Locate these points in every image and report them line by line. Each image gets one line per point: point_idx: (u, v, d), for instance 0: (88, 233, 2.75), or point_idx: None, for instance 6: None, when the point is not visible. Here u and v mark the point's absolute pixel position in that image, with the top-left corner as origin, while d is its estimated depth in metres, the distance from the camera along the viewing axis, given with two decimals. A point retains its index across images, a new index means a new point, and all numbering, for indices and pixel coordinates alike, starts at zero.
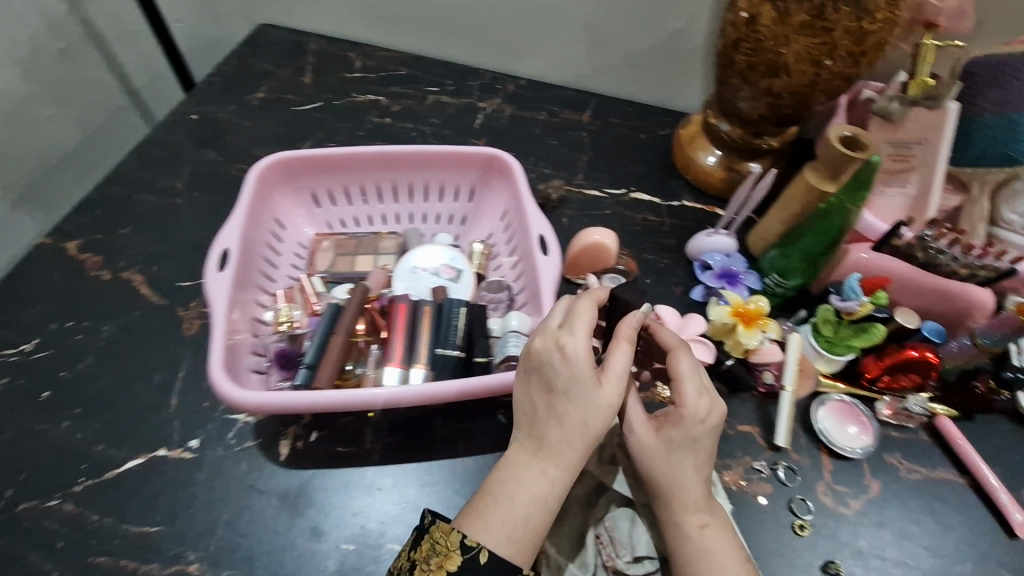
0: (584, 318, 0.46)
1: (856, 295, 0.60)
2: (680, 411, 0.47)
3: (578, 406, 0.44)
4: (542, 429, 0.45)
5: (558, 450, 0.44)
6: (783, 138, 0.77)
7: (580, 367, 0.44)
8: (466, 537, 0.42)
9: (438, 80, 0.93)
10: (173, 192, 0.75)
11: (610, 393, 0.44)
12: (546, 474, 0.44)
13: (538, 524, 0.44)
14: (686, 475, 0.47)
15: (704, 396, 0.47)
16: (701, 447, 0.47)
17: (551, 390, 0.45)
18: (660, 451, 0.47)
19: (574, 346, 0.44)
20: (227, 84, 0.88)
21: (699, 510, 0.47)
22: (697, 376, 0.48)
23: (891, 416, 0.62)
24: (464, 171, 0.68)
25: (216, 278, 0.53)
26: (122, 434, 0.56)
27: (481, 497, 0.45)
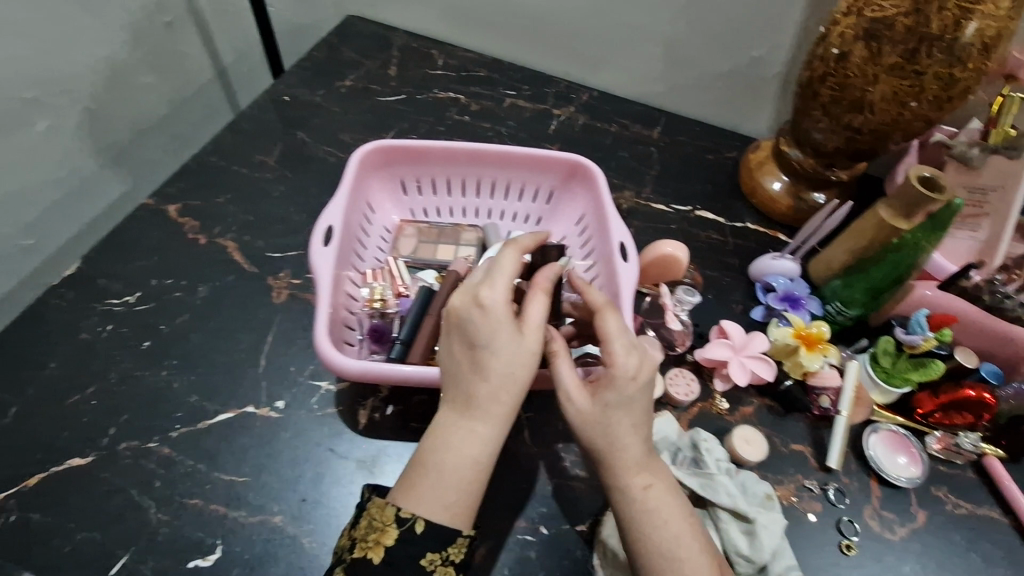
0: (501, 273, 0.47)
1: (922, 330, 0.62)
2: (612, 372, 0.46)
3: (500, 358, 0.45)
4: (467, 386, 0.46)
5: (489, 406, 0.45)
6: (851, 172, 0.79)
7: (499, 318, 0.45)
8: (401, 509, 0.44)
9: (516, 84, 0.97)
10: (265, 166, 0.79)
11: (532, 343, 0.46)
12: (476, 433, 0.45)
13: (472, 482, 0.45)
14: (623, 437, 0.46)
15: (632, 354, 0.47)
16: (637, 406, 0.47)
17: (474, 346, 0.45)
18: (594, 415, 0.46)
19: (491, 299, 0.45)
20: (317, 70, 0.93)
21: (641, 473, 0.47)
22: (622, 334, 0.47)
23: (941, 450, 0.64)
24: (547, 174, 0.71)
25: (321, 253, 0.57)
26: (214, 388, 0.60)
27: (415, 465, 0.46)
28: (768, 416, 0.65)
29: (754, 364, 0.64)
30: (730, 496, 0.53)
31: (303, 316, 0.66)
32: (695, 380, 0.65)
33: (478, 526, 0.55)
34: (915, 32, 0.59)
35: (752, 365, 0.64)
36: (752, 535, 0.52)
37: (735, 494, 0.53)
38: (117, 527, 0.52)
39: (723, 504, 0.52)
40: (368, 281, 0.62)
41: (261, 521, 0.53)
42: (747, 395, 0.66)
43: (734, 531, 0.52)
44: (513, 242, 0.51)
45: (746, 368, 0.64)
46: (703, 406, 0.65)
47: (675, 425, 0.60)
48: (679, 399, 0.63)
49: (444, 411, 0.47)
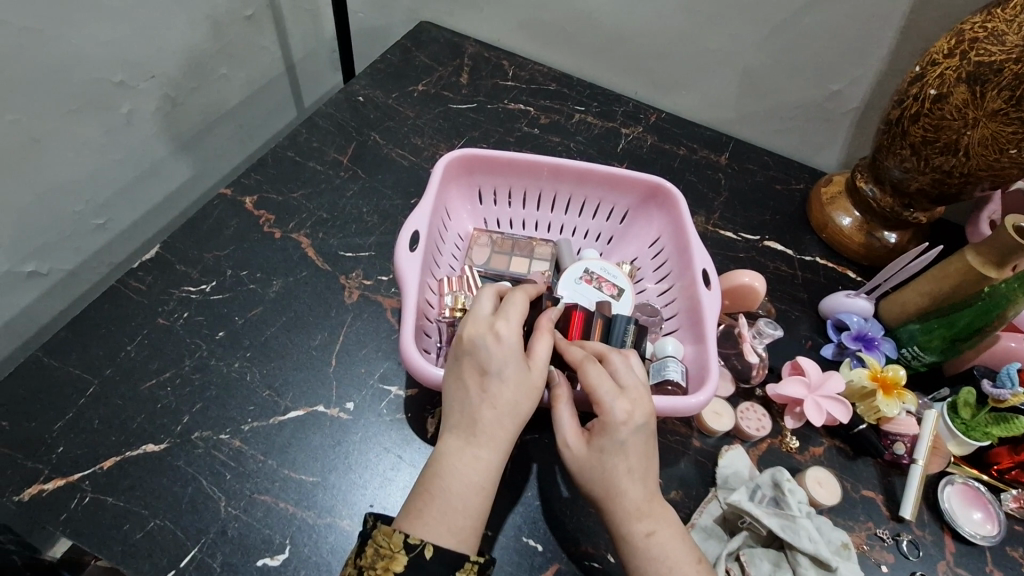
0: (511, 311, 0.49)
1: (1012, 384, 0.59)
2: (604, 418, 0.46)
3: (506, 385, 0.47)
4: (471, 412, 0.46)
5: (494, 434, 0.46)
6: (931, 215, 0.77)
7: (509, 349, 0.47)
8: (409, 536, 0.42)
9: (585, 100, 0.97)
10: (339, 165, 0.80)
11: (535, 376, 0.48)
12: (480, 459, 0.45)
13: (473, 513, 0.44)
14: (621, 481, 0.46)
15: (623, 397, 0.46)
16: (634, 451, 0.46)
17: (483, 372, 0.47)
18: (591, 459, 0.46)
19: (504, 329, 0.48)
20: (392, 73, 0.94)
21: (643, 519, 0.45)
22: (610, 380, 0.48)
23: (1018, 509, 0.62)
24: (625, 195, 0.71)
25: (409, 259, 0.57)
26: (286, 384, 0.60)
27: (419, 491, 0.45)
28: (839, 458, 0.64)
29: (830, 405, 0.62)
30: (813, 541, 0.51)
31: (374, 318, 0.66)
32: (766, 415, 0.64)
33: (543, 548, 0.54)
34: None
35: (827, 406, 0.62)
36: None
37: (818, 539, 0.52)
38: (188, 517, 0.52)
39: (805, 548, 0.51)
40: (447, 290, 0.60)
41: (328, 523, 0.53)
42: (817, 435, 0.65)
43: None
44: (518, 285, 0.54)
45: (821, 407, 0.62)
46: (772, 442, 0.63)
47: (747, 460, 0.59)
48: (750, 434, 0.62)
49: (446, 439, 0.47)
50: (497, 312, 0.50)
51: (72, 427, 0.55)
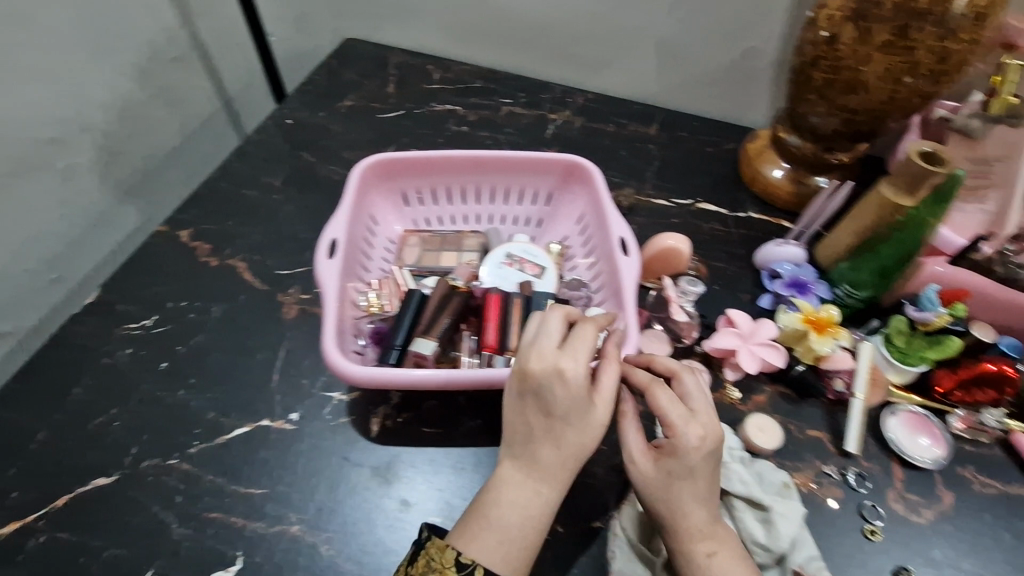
0: (579, 347, 0.47)
1: (934, 306, 0.60)
2: (675, 441, 0.47)
3: (572, 425, 0.47)
4: (534, 448, 0.48)
5: (555, 470, 0.47)
6: (854, 154, 0.78)
7: (577, 388, 0.46)
8: (461, 555, 0.45)
9: (512, 93, 0.98)
10: (272, 188, 0.82)
11: (601, 414, 0.47)
12: (538, 490, 0.48)
13: (529, 538, 0.47)
14: (687, 504, 0.48)
15: (694, 424, 0.47)
16: (701, 475, 0.48)
17: (549, 413, 0.47)
18: (659, 481, 0.48)
19: (573, 370, 0.46)
20: (320, 93, 0.96)
21: (704, 537, 0.48)
22: (679, 407, 0.48)
23: (965, 430, 0.62)
24: (545, 176, 0.72)
25: (327, 265, 0.58)
26: (231, 404, 0.61)
27: (476, 513, 0.48)
28: (782, 404, 0.65)
29: (764, 352, 0.64)
30: (744, 484, 0.53)
31: (313, 330, 0.67)
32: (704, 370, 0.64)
33: None
34: (903, 8, 0.58)
35: (762, 353, 0.63)
36: (770, 524, 0.52)
37: (749, 482, 0.54)
38: (144, 542, 0.53)
39: (737, 491, 0.53)
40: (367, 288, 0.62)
41: (279, 531, 0.54)
42: (759, 383, 0.66)
43: (750, 519, 0.53)
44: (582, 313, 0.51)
45: (755, 355, 0.63)
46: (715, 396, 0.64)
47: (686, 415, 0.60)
48: None
49: (507, 470, 0.49)
50: (563, 347, 0.48)
51: (25, 472, 0.57)
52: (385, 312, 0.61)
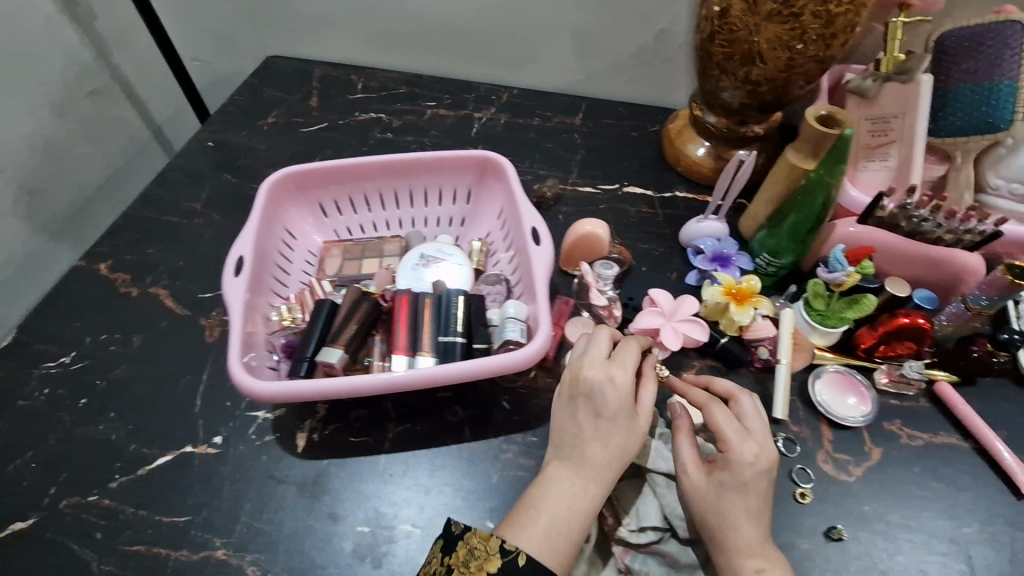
0: (623, 359, 0.53)
1: (843, 266, 0.61)
2: (730, 455, 0.51)
3: (618, 428, 0.51)
4: (584, 448, 0.51)
5: (602, 470, 0.50)
6: (768, 125, 0.79)
7: (625, 394, 0.51)
8: (505, 542, 0.46)
9: (437, 95, 0.98)
10: (194, 213, 0.81)
11: (641, 422, 0.52)
12: (586, 490, 0.49)
13: (571, 537, 0.48)
14: (737, 516, 0.49)
15: (749, 440, 0.51)
16: (752, 491, 0.50)
17: (597, 414, 0.51)
18: (709, 494, 0.50)
19: (623, 376, 0.51)
20: (243, 112, 0.95)
21: (754, 556, 0.48)
22: (734, 424, 0.52)
23: (890, 383, 0.63)
24: (461, 174, 0.72)
25: (233, 283, 0.57)
26: (153, 434, 0.60)
27: (522, 510, 0.49)
28: (711, 377, 0.65)
29: (686, 328, 0.64)
30: (664, 460, 0.56)
31: None
32: None
33: (421, 530, 0.55)
34: None
35: (685, 329, 0.64)
36: None
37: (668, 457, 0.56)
38: None
39: (659, 467, 0.55)
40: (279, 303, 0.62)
41: (204, 557, 0.53)
42: (688, 359, 0.66)
43: (670, 492, 0.54)
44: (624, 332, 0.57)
45: (678, 331, 0.63)
46: None
47: None
48: None
49: (553, 470, 0.51)
50: (611, 357, 0.53)
51: None
52: (297, 325, 0.60)
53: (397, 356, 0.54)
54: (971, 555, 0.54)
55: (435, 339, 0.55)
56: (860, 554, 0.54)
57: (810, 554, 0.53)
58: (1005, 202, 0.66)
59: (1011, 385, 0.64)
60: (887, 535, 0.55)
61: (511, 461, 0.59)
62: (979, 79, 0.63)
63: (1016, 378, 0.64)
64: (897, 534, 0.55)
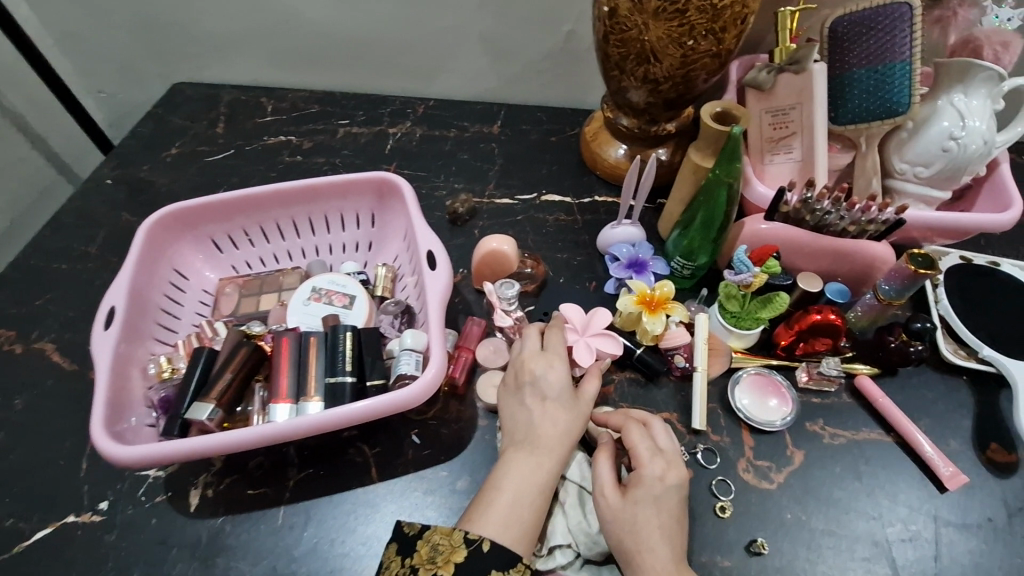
0: (557, 349, 0.56)
1: (748, 267, 0.58)
2: (639, 471, 0.49)
3: (562, 409, 0.52)
4: (534, 428, 0.51)
5: (554, 445, 0.50)
6: (679, 121, 0.77)
7: (563, 378, 0.54)
8: (468, 532, 0.45)
9: (349, 112, 0.93)
10: (87, 257, 0.76)
11: (585, 406, 0.53)
12: (545, 469, 0.49)
13: (533, 514, 0.47)
14: (652, 535, 0.46)
15: (659, 457, 0.50)
16: (665, 507, 0.47)
17: (543, 397, 0.53)
18: (623, 512, 0.47)
19: (558, 362, 0.55)
20: (143, 144, 0.89)
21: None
22: (648, 441, 0.51)
23: (810, 381, 0.61)
24: (360, 198, 0.69)
25: (101, 338, 0.53)
26: (33, 506, 0.56)
27: (482, 495, 0.48)
28: (630, 390, 0.63)
29: (599, 342, 0.60)
30: (579, 470, 0.53)
31: None
32: None
33: None
34: None
35: (598, 344, 0.60)
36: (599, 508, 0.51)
37: (585, 471, 0.53)
38: None
39: (571, 476, 0.53)
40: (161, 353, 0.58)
41: None
42: (607, 373, 0.64)
43: (580, 506, 0.51)
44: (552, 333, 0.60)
45: (591, 347, 0.59)
46: None
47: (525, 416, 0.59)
48: None
49: (509, 453, 0.51)
50: (544, 350, 0.57)
51: None
52: (176, 375, 0.56)
53: (280, 406, 0.51)
54: (894, 555, 0.52)
55: (323, 381, 0.52)
56: (781, 566, 0.52)
57: (729, 571, 0.52)
58: (913, 186, 0.65)
59: (931, 372, 0.63)
60: (808, 543, 0.53)
61: (420, 500, 0.56)
62: (874, 64, 0.61)
63: (936, 365, 0.63)
64: (819, 541, 0.53)
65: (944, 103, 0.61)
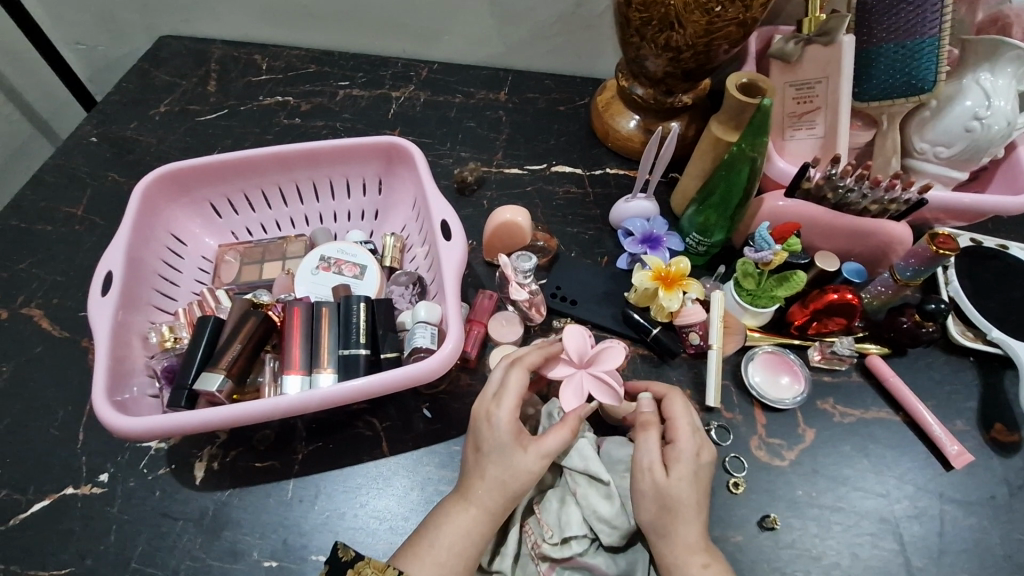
0: (511, 393, 0.49)
1: (769, 245, 0.57)
2: (677, 445, 0.48)
3: (497, 465, 0.47)
4: (467, 479, 0.48)
5: (485, 501, 0.46)
6: (696, 94, 0.74)
7: (500, 433, 0.47)
8: (399, 573, 0.44)
9: (349, 73, 0.88)
10: (73, 219, 0.72)
11: (530, 462, 0.46)
12: (477, 521, 0.46)
13: (459, 565, 0.44)
14: (687, 512, 0.46)
15: (694, 433, 0.49)
16: (700, 482, 0.48)
17: (479, 449, 0.48)
18: (668, 490, 0.46)
19: (496, 415, 0.47)
20: (127, 101, 0.84)
21: (699, 555, 0.45)
22: (689, 416, 0.50)
23: (823, 360, 0.61)
24: (367, 163, 0.66)
25: (99, 305, 0.51)
26: (27, 477, 0.53)
27: (419, 535, 0.46)
28: (642, 366, 0.62)
29: (595, 385, 0.53)
30: (583, 458, 0.51)
31: None
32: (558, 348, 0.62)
33: None
34: None
35: (593, 389, 0.53)
36: (611, 496, 0.50)
37: (589, 457, 0.51)
38: None
39: (576, 466, 0.51)
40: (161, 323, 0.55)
41: None
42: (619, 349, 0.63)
43: (593, 495, 0.50)
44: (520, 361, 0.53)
45: (584, 389, 0.53)
46: None
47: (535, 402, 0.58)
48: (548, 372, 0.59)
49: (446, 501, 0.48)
50: (496, 392, 0.49)
51: None
52: (180, 345, 0.54)
53: (291, 377, 0.49)
54: (900, 532, 0.53)
55: (336, 353, 0.50)
56: (792, 541, 0.52)
57: (742, 546, 0.52)
58: (932, 165, 0.64)
59: (938, 353, 0.63)
60: (818, 520, 0.54)
61: (431, 474, 0.55)
62: (903, 39, 0.60)
63: (943, 347, 0.64)
64: (828, 518, 0.54)
65: (970, 81, 0.60)
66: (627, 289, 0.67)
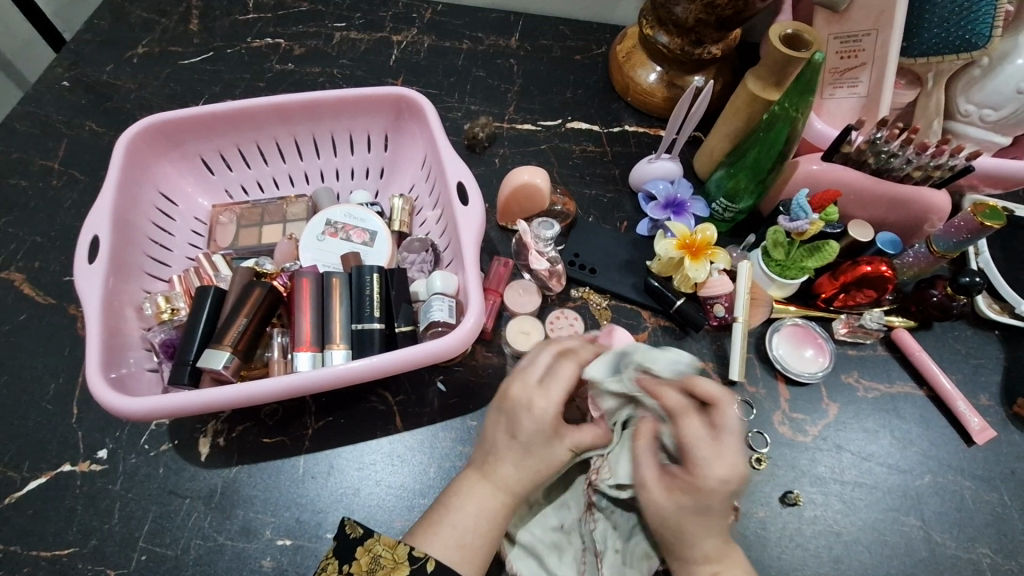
0: (561, 380, 0.44)
1: (806, 214, 0.54)
2: (694, 475, 0.40)
3: (530, 454, 0.43)
4: (490, 455, 0.44)
5: (510, 483, 0.43)
6: (726, 45, 0.68)
7: (540, 420, 0.43)
8: (413, 548, 0.41)
9: (346, 13, 0.81)
10: (50, 173, 0.66)
11: (560, 452, 0.44)
12: (495, 497, 0.43)
13: (478, 546, 0.41)
14: (693, 534, 0.41)
15: (719, 460, 0.39)
16: (717, 512, 0.40)
17: (513, 436, 0.44)
18: (664, 509, 0.41)
19: (542, 405, 0.43)
20: (100, 39, 0.76)
21: (705, 566, 0.41)
22: (737, 430, 0.41)
23: (848, 334, 0.60)
24: (375, 116, 0.60)
25: (86, 274, 0.47)
26: (20, 454, 0.50)
27: (434, 509, 0.44)
28: (664, 339, 0.60)
29: None
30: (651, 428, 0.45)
31: None
32: (578, 318, 0.60)
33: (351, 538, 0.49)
34: None
35: None
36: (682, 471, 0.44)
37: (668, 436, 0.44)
38: None
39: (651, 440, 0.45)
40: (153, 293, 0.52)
41: None
42: (639, 321, 0.61)
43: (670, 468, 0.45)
44: (569, 348, 0.47)
45: None
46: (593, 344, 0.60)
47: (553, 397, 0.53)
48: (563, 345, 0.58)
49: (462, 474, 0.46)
50: (544, 379, 0.44)
51: None
52: (178, 317, 0.50)
53: (300, 354, 0.46)
54: (921, 507, 0.53)
55: (348, 327, 0.47)
56: (814, 517, 0.52)
57: (765, 522, 0.51)
58: (975, 129, 0.60)
59: (965, 326, 0.62)
60: (840, 496, 0.53)
61: (448, 450, 0.53)
62: None
63: (971, 320, 0.62)
64: (850, 494, 0.53)
65: None
66: (650, 257, 0.63)
